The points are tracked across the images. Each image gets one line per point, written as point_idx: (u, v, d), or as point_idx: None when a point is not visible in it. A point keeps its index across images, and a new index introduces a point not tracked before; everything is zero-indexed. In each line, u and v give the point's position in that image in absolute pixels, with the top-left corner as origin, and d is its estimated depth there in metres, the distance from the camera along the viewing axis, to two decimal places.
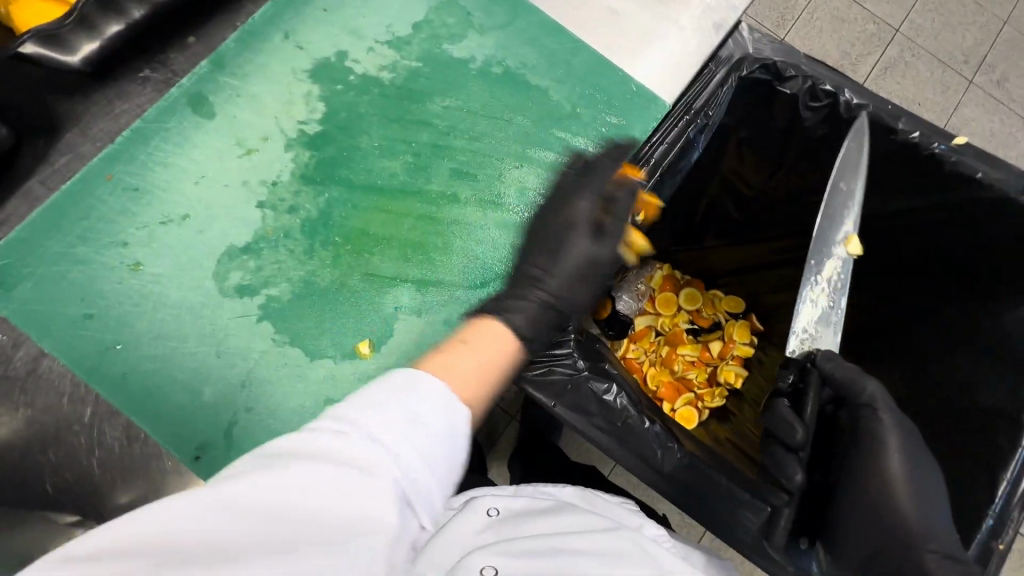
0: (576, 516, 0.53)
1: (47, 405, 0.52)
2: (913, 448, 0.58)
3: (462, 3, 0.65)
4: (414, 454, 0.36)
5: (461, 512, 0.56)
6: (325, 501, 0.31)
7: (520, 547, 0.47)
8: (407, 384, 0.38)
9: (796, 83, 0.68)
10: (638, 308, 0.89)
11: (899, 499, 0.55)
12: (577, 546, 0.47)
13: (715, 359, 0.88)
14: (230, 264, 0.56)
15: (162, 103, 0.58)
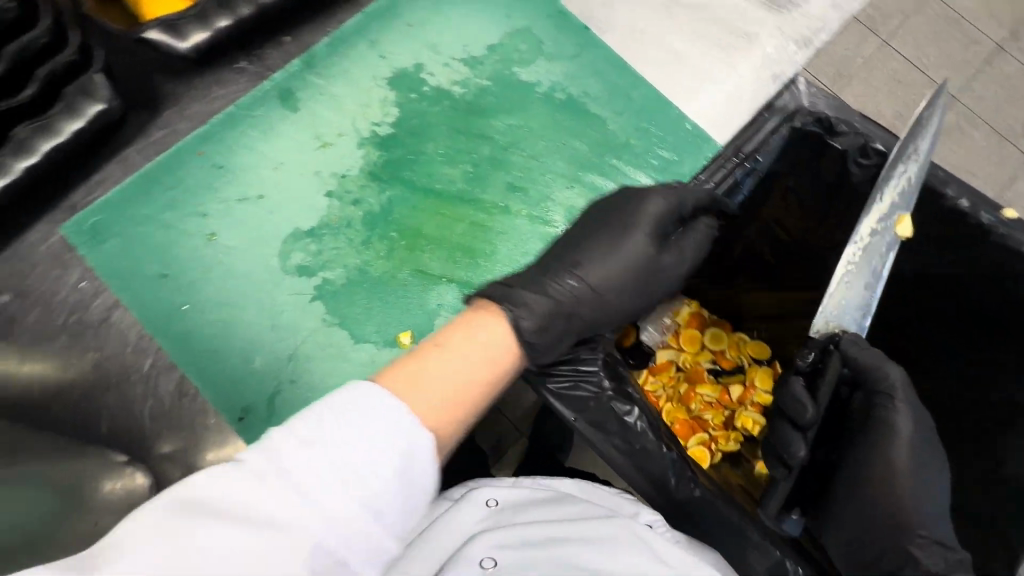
0: (579, 506, 0.53)
1: (113, 352, 0.58)
2: (924, 442, 0.48)
3: (535, 31, 0.69)
4: (335, 502, 0.31)
5: (459, 503, 0.55)
6: (226, 575, 0.28)
7: (525, 536, 0.50)
8: (360, 409, 0.34)
9: (847, 139, 0.68)
10: (660, 341, 0.84)
11: (897, 491, 0.47)
12: (570, 534, 0.49)
13: (733, 404, 0.82)
14: (294, 245, 0.60)
15: (255, 93, 0.64)
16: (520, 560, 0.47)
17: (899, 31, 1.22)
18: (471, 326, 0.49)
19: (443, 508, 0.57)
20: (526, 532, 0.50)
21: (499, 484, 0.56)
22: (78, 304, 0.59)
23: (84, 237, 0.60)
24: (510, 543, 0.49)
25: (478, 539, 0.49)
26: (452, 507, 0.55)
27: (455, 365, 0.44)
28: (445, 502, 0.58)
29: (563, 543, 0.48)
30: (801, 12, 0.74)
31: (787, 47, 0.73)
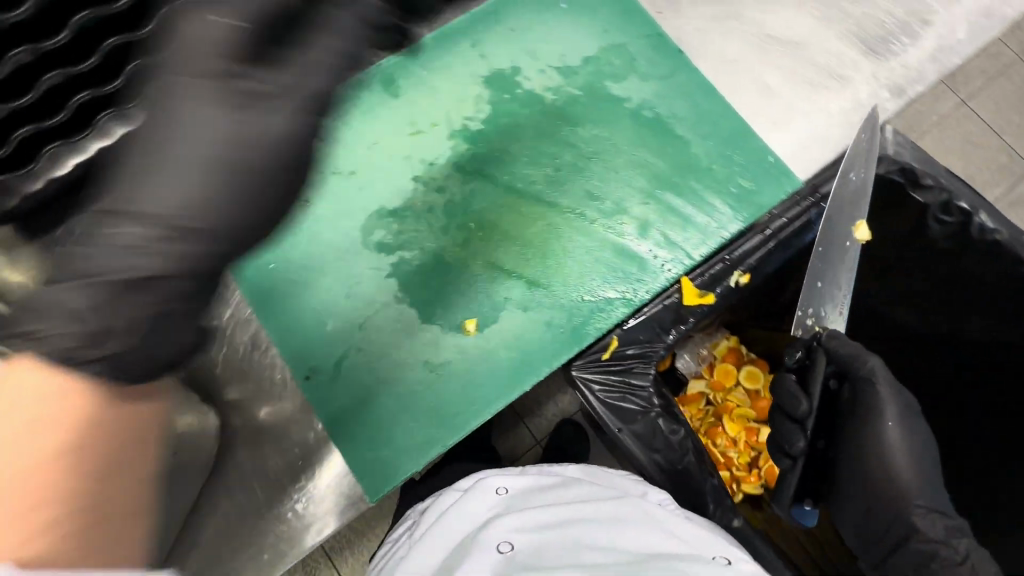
0: (582, 490, 0.60)
1: (197, 298, 0.63)
2: (908, 417, 0.61)
3: (631, 48, 0.71)
4: None
5: (471, 494, 0.62)
6: None
7: (539, 521, 0.56)
8: None
9: (932, 193, 0.69)
10: (695, 371, 0.86)
11: (896, 464, 0.59)
12: (585, 514, 0.56)
13: (761, 445, 0.83)
14: (378, 223, 0.63)
15: (360, 75, 0.68)
16: (532, 544, 0.53)
17: (982, 91, 1.19)
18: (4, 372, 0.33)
19: (452, 498, 0.64)
20: (536, 516, 0.56)
21: (506, 475, 0.64)
22: None
23: None
24: (522, 529, 0.55)
25: (493, 525, 0.55)
26: (461, 497, 0.63)
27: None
28: (455, 493, 0.64)
29: (575, 526, 0.54)
30: (900, 62, 0.73)
31: (879, 94, 0.72)
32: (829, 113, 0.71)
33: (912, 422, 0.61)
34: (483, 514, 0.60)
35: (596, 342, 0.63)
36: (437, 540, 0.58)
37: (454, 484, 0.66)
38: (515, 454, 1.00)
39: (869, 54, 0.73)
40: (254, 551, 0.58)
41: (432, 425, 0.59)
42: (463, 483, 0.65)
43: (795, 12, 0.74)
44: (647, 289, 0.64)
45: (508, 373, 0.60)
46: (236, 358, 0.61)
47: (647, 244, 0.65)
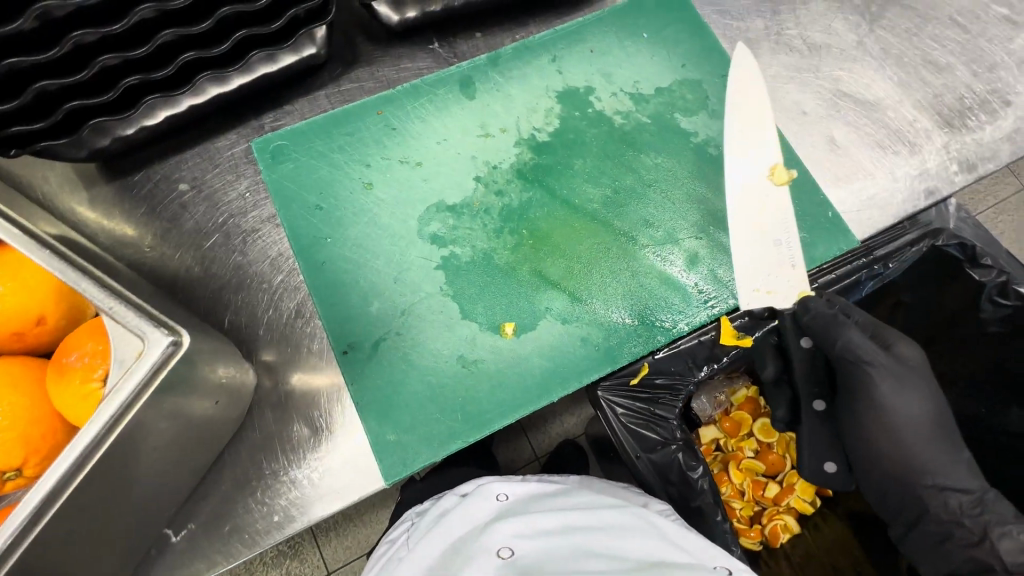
0: (584, 498, 0.60)
1: (254, 260, 0.66)
2: (910, 390, 0.63)
3: (705, 86, 0.72)
4: None
5: (471, 498, 0.62)
6: None
7: (540, 528, 0.55)
8: None
9: (988, 272, 0.67)
10: (709, 415, 0.85)
11: (903, 438, 0.64)
12: (585, 523, 0.55)
13: (766, 501, 0.82)
14: (434, 215, 0.65)
15: (441, 73, 0.70)
16: (535, 549, 0.53)
17: None
18: None
19: (452, 501, 0.64)
20: (536, 522, 0.56)
21: (508, 483, 0.64)
22: (238, 209, 0.68)
23: (264, 155, 0.67)
24: (521, 534, 0.55)
25: (494, 530, 0.55)
26: (461, 502, 0.62)
27: None
28: (455, 497, 0.64)
29: (578, 533, 0.54)
30: (975, 138, 0.72)
31: (947, 166, 0.71)
32: (894, 177, 0.70)
33: (918, 394, 0.64)
34: (482, 520, 0.59)
35: (628, 367, 0.63)
36: (436, 541, 0.58)
37: (453, 488, 0.66)
38: (518, 462, 1.01)
39: (943, 126, 0.72)
40: (265, 511, 0.59)
41: (456, 420, 0.60)
42: (463, 488, 0.65)
43: (872, 74, 0.74)
44: (687, 321, 0.63)
45: (537, 382, 0.61)
46: (279, 321, 0.64)
47: (694, 277, 0.65)
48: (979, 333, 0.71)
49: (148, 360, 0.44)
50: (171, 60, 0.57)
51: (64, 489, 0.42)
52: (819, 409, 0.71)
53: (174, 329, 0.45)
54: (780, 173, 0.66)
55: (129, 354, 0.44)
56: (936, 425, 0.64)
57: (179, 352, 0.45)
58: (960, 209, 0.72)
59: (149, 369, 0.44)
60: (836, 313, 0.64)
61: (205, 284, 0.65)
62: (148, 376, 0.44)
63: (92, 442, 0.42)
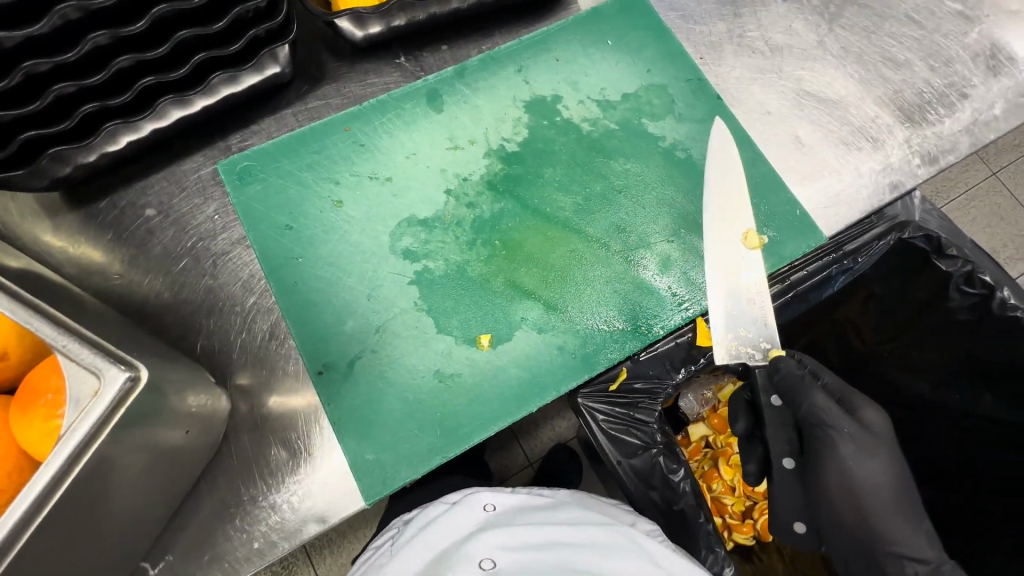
0: (572, 514, 0.60)
1: (225, 282, 0.65)
2: (870, 455, 0.64)
3: (671, 90, 0.73)
4: None
5: (459, 507, 0.61)
6: None
7: (525, 541, 0.55)
8: None
9: (954, 262, 0.68)
10: (697, 413, 0.86)
11: (866, 504, 0.64)
12: (571, 538, 0.55)
13: (757, 496, 0.82)
14: (406, 230, 0.65)
15: (408, 88, 0.70)
16: (517, 563, 0.53)
17: (1011, 166, 1.20)
18: None
19: (439, 510, 0.63)
20: (522, 535, 0.56)
21: (496, 493, 0.63)
22: (207, 232, 0.67)
23: (232, 176, 0.67)
24: (505, 546, 0.54)
25: (479, 539, 0.55)
26: (451, 508, 0.62)
27: None
28: (443, 505, 0.63)
29: (563, 548, 0.54)
30: (935, 131, 0.73)
31: (910, 160, 0.72)
32: (859, 173, 0.71)
33: (880, 461, 0.64)
34: (468, 531, 0.58)
35: (606, 373, 0.64)
36: (419, 549, 0.58)
37: (442, 496, 0.65)
38: (508, 470, 1.00)
39: (904, 121, 0.74)
40: (245, 537, 0.58)
41: (434, 435, 0.59)
42: (451, 496, 0.64)
43: (834, 72, 0.76)
44: (662, 324, 0.64)
45: (515, 393, 0.61)
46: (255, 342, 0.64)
47: (667, 281, 0.65)
48: (948, 322, 0.72)
49: (105, 397, 0.43)
50: (130, 86, 0.56)
51: (22, 535, 0.40)
52: (788, 467, 0.70)
53: (130, 364, 0.44)
54: (755, 237, 0.66)
55: (84, 392, 0.43)
56: (899, 494, 0.64)
57: (137, 387, 0.44)
58: (923, 202, 0.71)
59: (108, 404, 0.43)
60: (805, 375, 0.65)
61: (176, 308, 0.64)
62: (106, 414, 0.43)
63: (51, 481, 0.41)
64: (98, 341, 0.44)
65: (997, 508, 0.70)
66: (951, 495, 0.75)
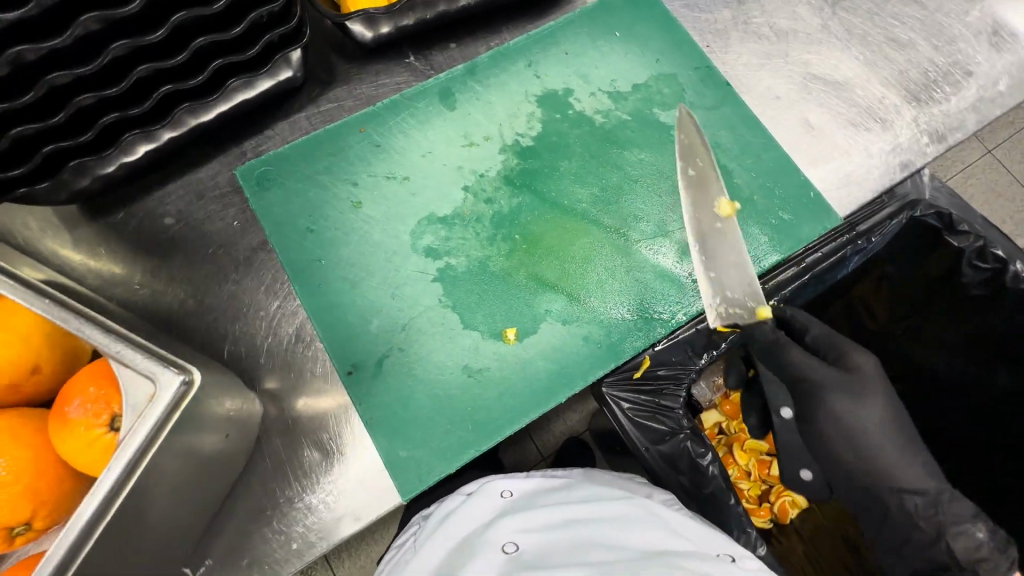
0: (590, 492, 0.61)
1: (248, 287, 0.66)
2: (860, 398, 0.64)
3: (680, 79, 0.74)
4: None
5: (476, 497, 0.62)
6: None
7: (545, 522, 0.56)
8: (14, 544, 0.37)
9: (967, 238, 0.69)
10: (710, 399, 0.87)
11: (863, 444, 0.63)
12: (590, 515, 0.56)
13: (773, 479, 0.84)
14: (427, 228, 0.66)
15: (420, 87, 0.71)
16: (538, 543, 0.53)
17: (1008, 142, 1.21)
18: None
19: (457, 501, 0.64)
20: (540, 517, 0.56)
21: (512, 480, 0.65)
22: (227, 238, 0.67)
23: (250, 182, 0.67)
24: (526, 528, 0.55)
25: (498, 525, 0.56)
26: (469, 499, 0.62)
27: None
28: (460, 497, 0.64)
29: (583, 525, 0.55)
30: (942, 109, 0.74)
31: (918, 139, 0.73)
32: (870, 154, 0.72)
33: (879, 404, 0.64)
34: (488, 517, 0.60)
35: (630, 361, 0.64)
36: (440, 538, 0.58)
37: (459, 489, 0.66)
38: (527, 463, 1.01)
39: (911, 100, 0.75)
40: (283, 539, 0.59)
41: (466, 429, 0.60)
42: (468, 487, 0.65)
43: (839, 55, 0.76)
44: (684, 310, 0.65)
45: (544, 385, 0.61)
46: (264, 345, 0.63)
47: (688, 268, 0.66)
48: (962, 298, 0.73)
49: (161, 401, 0.45)
50: (148, 95, 0.56)
51: (88, 540, 0.42)
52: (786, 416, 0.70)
53: (184, 368, 0.47)
54: (726, 206, 0.64)
55: (141, 397, 0.45)
56: (900, 434, 0.64)
57: (191, 390, 0.47)
58: (933, 179, 0.74)
59: (165, 407, 0.45)
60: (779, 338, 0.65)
61: (200, 316, 0.64)
62: (162, 417, 0.45)
63: (111, 490, 0.43)
64: (149, 347, 0.46)
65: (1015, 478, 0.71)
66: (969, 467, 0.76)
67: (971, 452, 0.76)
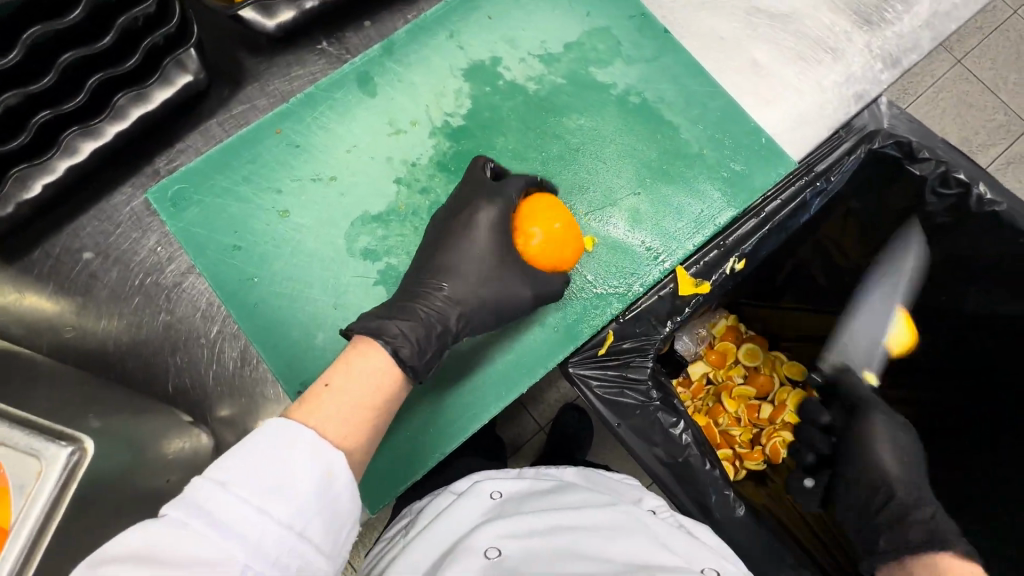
0: (575, 497, 0.60)
1: (184, 316, 0.62)
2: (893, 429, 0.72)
3: (614, 32, 0.69)
4: (245, 492, 0.38)
5: (465, 497, 0.61)
6: (296, 476, 0.39)
7: (530, 528, 0.54)
8: (265, 437, 0.40)
9: (927, 166, 0.65)
10: (695, 353, 0.79)
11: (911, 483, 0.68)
12: (576, 523, 0.54)
13: (763, 422, 0.78)
14: (361, 229, 0.62)
15: (333, 75, 0.65)
16: (523, 550, 0.52)
17: (977, 49, 1.16)
18: (351, 364, 0.49)
19: (448, 501, 0.63)
20: (527, 522, 0.55)
21: (501, 479, 0.63)
22: (153, 266, 0.63)
23: (165, 204, 0.62)
24: (510, 534, 0.53)
25: (481, 529, 0.54)
26: (457, 500, 0.61)
27: (361, 388, 0.47)
28: (451, 496, 0.63)
29: (566, 534, 0.53)
30: (895, 31, 0.69)
31: (873, 65, 0.68)
32: (822, 88, 0.67)
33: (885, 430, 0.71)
34: (475, 519, 0.58)
35: (592, 338, 0.63)
36: (429, 540, 0.57)
37: (449, 486, 0.65)
38: (519, 436, 0.97)
39: (863, 24, 0.69)
40: None
41: (429, 434, 0.61)
42: (458, 486, 0.64)
43: None
44: (641, 282, 0.63)
45: (504, 377, 0.62)
46: (431, 353, 0.54)
47: (639, 235, 0.65)
48: (927, 227, 0.68)
49: (51, 475, 0.39)
50: (21, 125, 0.51)
51: None
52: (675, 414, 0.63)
53: (71, 437, 0.40)
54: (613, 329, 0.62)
55: (26, 476, 0.39)
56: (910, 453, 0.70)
57: (86, 457, 0.41)
58: (890, 107, 0.67)
59: (55, 485, 0.39)
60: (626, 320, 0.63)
61: (136, 352, 0.61)
62: (57, 492, 0.39)
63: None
64: (30, 421, 0.40)
65: (992, 406, 0.68)
66: (941, 405, 0.72)
67: (945, 384, 0.72)
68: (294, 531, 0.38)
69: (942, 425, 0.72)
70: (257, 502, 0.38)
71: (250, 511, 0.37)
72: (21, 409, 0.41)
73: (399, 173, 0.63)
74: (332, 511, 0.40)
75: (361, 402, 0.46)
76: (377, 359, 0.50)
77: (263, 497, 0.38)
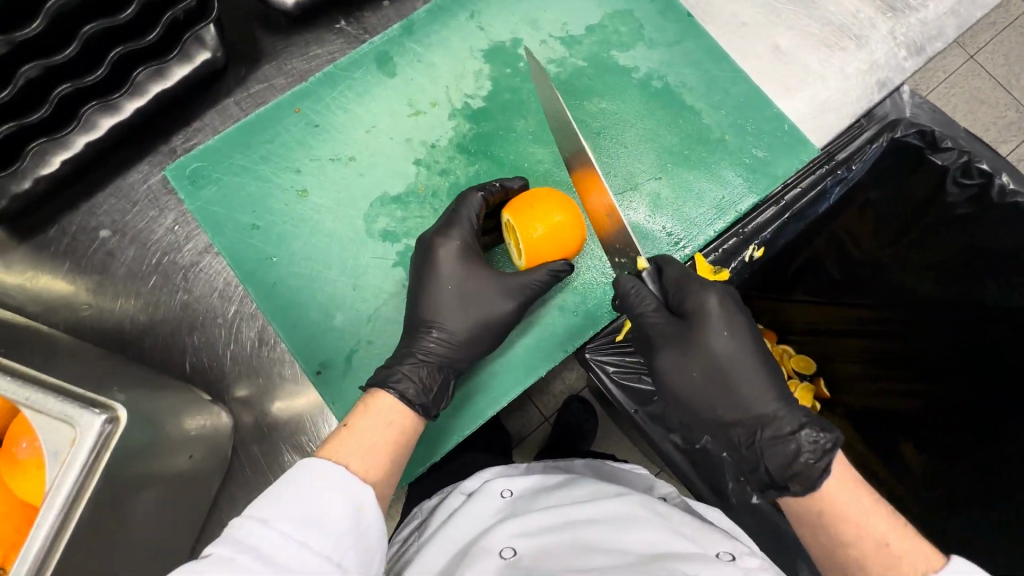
0: (584, 491, 0.60)
1: (201, 295, 0.62)
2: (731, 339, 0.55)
3: (636, 14, 0.68)
4: (284, 529, 0.38)
5: (476, 497, 0.60)
6: (331, 510, 0.39)
7: (540, 525, 0.54)
8: (299, 474, 0.41)
9: (950, 156, 0.63)
10: None
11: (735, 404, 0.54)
12: (584, 516, 0.54)
13: None
14: (380, 210, 0.61)
15: (354, 54, 0.64)
16: (537, 547, 0.52)
17: (990, 44, 1.15)
18: (368, 408, 0.49)
19: (458, 501, 0.63)
20: (538, 519, 0.55)
21: (511, 478, 0.63)
22: (171, 245, 0.63)
23: (183, 181, 0.61)
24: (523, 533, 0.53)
25: (495, 530, 0.54)
26: (468, 500, 0.61)
27: (379, 430, 0.47)
28: (461, 497, 0.63)
29: (579, 527, 0.53)
30: (920, 17, 0.68)
31: (896, 52, 0.67)
32: (846, 75, 0.66)
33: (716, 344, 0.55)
34: (487, 519, 0.58)
35: (609, 325, 0.63)
36: (443, 542, 0.56)
37: (458, 486, 0.65)
38: (525, 427, 0.97)
39: (887, 11, 0.68)
40: None
41: (447, 416, 0.60)
42: (468, 486, 0.64)
43: None
44: None
45: (523, 362, 0.61)
46: (437, 387, 0.53)
47: (660, 220, 0.64)
48: (948, 217, 0.66)
49: (85, 443, 0.40)
50: (44, 98, 0.51)
51: None
52: None
53: (105, 406, 0.41)
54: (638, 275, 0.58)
55: (61, 444, 0.40)
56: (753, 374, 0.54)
57: (119, 427, 0.42)
58: (914, 96, 0.66)
59: (89, 453, 0.40)
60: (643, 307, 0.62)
61: (153, 330, 0.61)
62: (91, 460, 0.40)
63: (45, 544, 0.38)
64: (63, 387, 0.41)
65: (1000, 401, 0.67)
66: (949, 401, 0.71)
67: (956, 381, 0.70)
68: (332, 561, 0.38)
69: (945, 422, 0.71)
70: (296, 538, 0.38)
71: (291, 548, 0.37)
72: (53, 380, 0.41)
73: (417, 155, 0.63)
74: (365, 544, 0.40)
75: (382, 443, 0.47)
76: (384, 403, 0.50)
77: (302, 532, 0.38)
